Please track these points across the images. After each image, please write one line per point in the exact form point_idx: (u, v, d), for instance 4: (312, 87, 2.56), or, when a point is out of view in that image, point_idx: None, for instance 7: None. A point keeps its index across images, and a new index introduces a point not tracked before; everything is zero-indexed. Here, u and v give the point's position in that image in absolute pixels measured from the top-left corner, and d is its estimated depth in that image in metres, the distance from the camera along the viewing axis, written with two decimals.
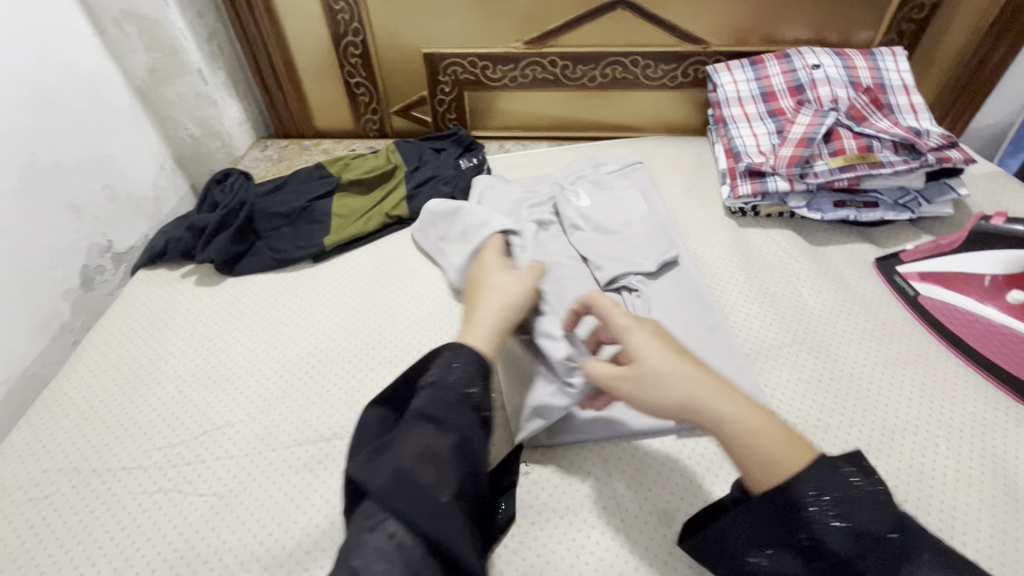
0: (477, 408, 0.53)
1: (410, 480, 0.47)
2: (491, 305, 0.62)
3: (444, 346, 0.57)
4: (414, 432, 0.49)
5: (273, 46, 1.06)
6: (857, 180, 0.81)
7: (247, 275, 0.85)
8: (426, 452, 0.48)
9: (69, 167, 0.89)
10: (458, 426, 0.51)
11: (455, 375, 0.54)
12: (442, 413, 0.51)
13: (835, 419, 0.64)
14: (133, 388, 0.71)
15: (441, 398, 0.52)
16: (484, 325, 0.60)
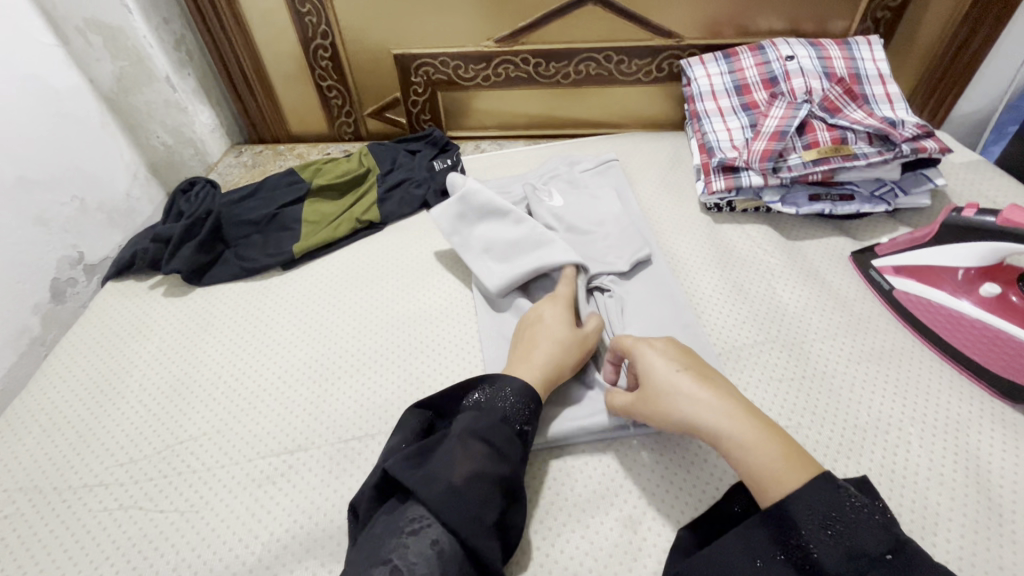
0: (521, 434, 0.56)
1: (462, 493, 0.49)
2: (545, 344, 0.62)
3: (496, 377, 0.59)
4: (471, 447, 0.52)
5: (243, 50, 1.04)
6: (830, 172, 0.79)
7: (216, 285, 0.84)
8: (480, 468, 0.51)
9: (35, 180, 0.88)
10: (509, 448, 0.54)
11: (505, 401, 0.57)
12: (496, 434, 0.54)
13: (808, 419, 0.62)
14: (98, 403, 0.70)
15: (488, 420, 0.55)
16: (540, 364, 0.61)
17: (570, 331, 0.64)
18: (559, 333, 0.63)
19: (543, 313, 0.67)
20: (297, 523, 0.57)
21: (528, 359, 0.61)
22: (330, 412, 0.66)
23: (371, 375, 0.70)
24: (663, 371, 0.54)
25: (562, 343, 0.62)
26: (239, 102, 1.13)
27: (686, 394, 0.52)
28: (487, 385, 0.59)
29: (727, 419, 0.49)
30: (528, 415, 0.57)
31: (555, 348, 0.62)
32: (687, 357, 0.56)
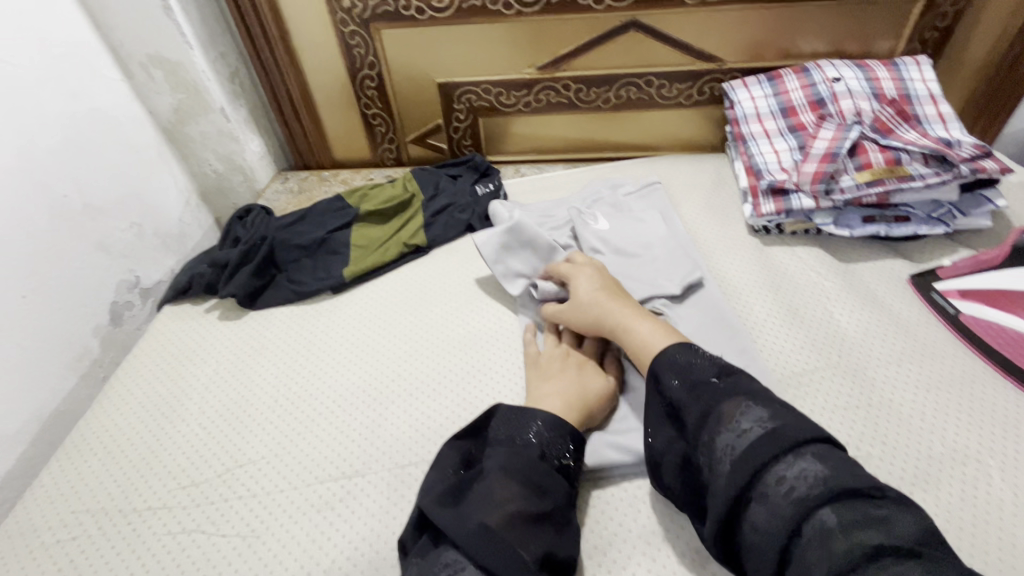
0: (559, 465, 0.56)
1: (495, 532, 0.48)
2: (566, 380, 0.64)
3: (522, 412, 0.59)
4: (503, 485, 0.52)
5: (293, 82, 1.08)
6: (886, 194, 0.78)
7: (268, 309, 0.86)
8: (517, 506, 0.50)
9: (99, 208, 0.92)
10: (545, 483, 0.54)
11: (535, 436, 0.57)
12: (530, 470, 0.54)
13: (878, 449, 0.60)
14: (159, 425, 0.71)
15: (518, 455, 0.55)
16: (560, 397, 0.61)
17: (597, 377, 0.65)
18: (585, 376, 0.65)
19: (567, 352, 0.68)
20: (358, 551, 0.57)
21: (554, 392, 0.62)
22: (384, 437, 0.66)
23: (423, 400, 0.70)
24: (587, 287, 0.69)
25: (588, 385, 0.64)
26: (286, 130, 1.16)
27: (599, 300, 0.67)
28: (515, 418, 0.59)
29: (626, 316, 0.64)
30: (564, 446, 0.57)
31: (579, 386, 0.63)
32: (607, 279, 0.70)
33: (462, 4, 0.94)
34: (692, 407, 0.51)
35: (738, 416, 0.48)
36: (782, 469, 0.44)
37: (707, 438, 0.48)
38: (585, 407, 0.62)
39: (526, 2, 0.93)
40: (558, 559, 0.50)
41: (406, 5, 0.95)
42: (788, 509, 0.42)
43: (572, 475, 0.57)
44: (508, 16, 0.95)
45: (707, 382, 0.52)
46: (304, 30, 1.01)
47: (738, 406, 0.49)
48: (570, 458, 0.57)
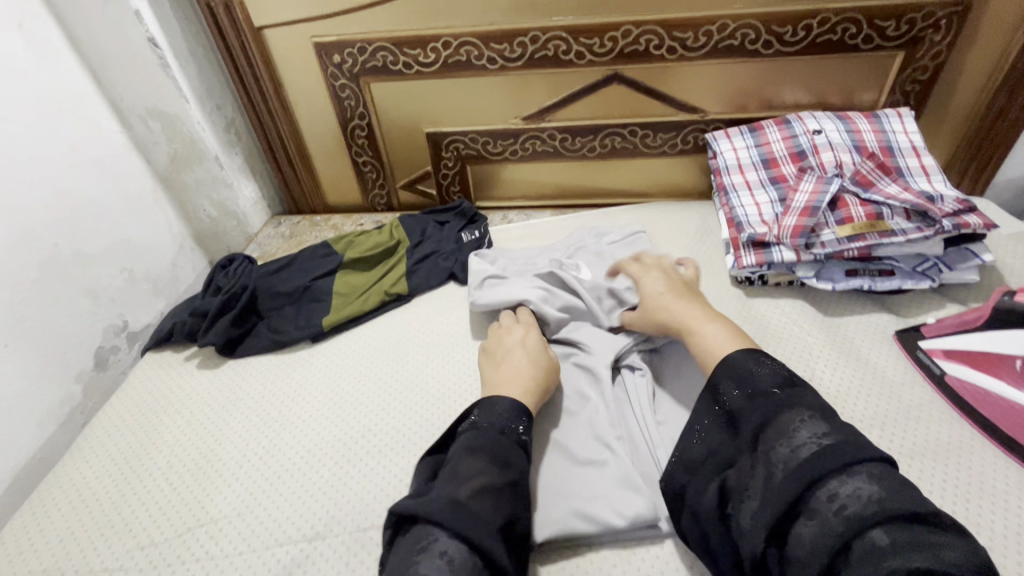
0: (519, 440, 0.60)
1: (465, 507, 0.51)
2: (522, 363, 0.69)
3: (473, 404, 0.63)
4: (471, 462, 0.55)
5: (286, 131, 1.11)
6: (868, 249, 0.77)
7: (247, 358, 0.86)
8: (483, 481, 0.53)
9: (90, 255, 0.93)
10: (510, 458, 0.57)
11: (494, 418, 0.60)
12: (496, 447, 0.57)
13: None
14: (127, 480, 0.71)
15: (482, 436, 0.58)
16: (519, 385, 0.66)
17: (542, 353, 0.72)
18: (531, 356, 0.71)
19: (516, 338, 0.74)
20: None
21: (513, 378, 0.67)
22: (349, 496, 0.65)
23: (391, 458, 0.69)
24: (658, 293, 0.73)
25: (536, 363, 0.70)
26: (280, 177, 1.19)
27: (666, 304, 0.71)
28: (478, 407, 0.62)
29: (696, 319, 0.67)
30: (521, 424, 0.61)
31: (530, 367, 0.69)
32: (675, 285, 0.74)
33: (448, 59, 0.97)
34: (753, 415, 0.52)
35: (795, 430, 0.49)
36: (834, 486, 0.45)
37: (766, 450, 0.49)
38: (541, 383, 0.68)
39: (509, 58, 0.95)
40: (518, 533, 0.53)
41: (394, 60, 0.98)
42: (838, 526, 0.42)
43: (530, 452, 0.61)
44: (493, 70, 0.97)
45: (772, 392, 0.52)
46: (297, 83, 1.04)
47: (795, 419, 0.50)
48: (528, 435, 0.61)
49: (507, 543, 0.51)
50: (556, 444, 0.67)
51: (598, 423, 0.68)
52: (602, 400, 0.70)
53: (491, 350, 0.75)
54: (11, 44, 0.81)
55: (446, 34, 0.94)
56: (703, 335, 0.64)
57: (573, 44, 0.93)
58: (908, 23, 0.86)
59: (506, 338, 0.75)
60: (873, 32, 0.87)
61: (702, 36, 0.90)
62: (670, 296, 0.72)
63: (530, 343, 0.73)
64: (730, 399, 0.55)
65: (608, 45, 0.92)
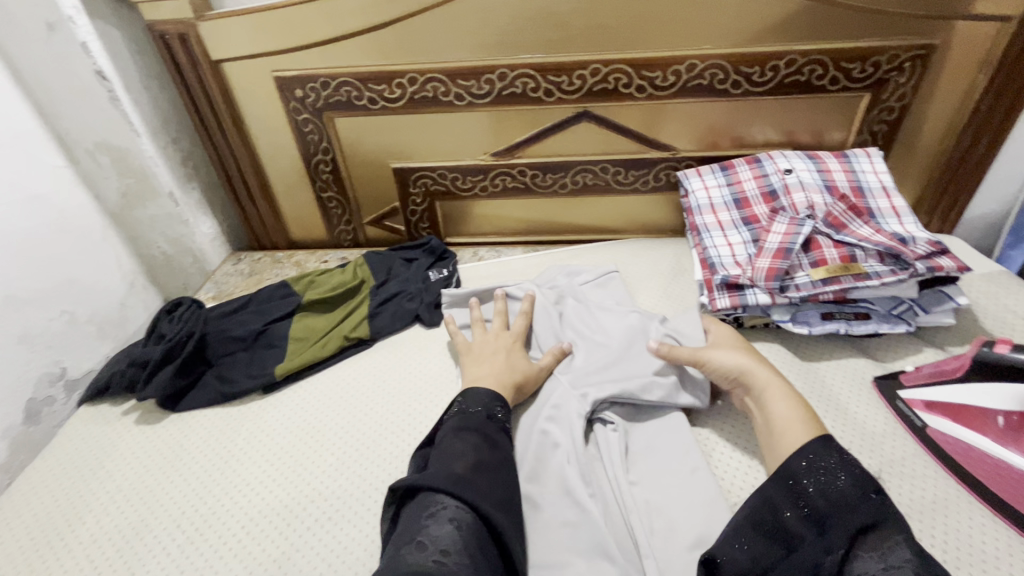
0: (503, 427, 0.64)
1: (466, 478, 0.54)
2: (501, 363, 0.73)
3: (460, 394, 0.67)
4: (463, 440, 0.59)
5: (247, 166, 1.07)
6: (842, 292, 0.75)
7: (191, 411, 0.80)
8: (476, 457, 0.57)
9: (24, 299, 0.86)
10: (496, 438, 0.61)
11: (481, 405, 0.65)
12: (482, 428, 0.61)
13: None
14: (43, 556, 0.63)
15: (472, 421, 0.62)
16: (495, 380, 0.70)
17: (522, 357, 0.75)
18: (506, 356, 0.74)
19: (495, 340, 0.78)
20: None
21: (486, 382, 0.70)
22: (293, 571, 0.59)
23: (342, 525, 0.63)
24: (727, 358, 0.68)
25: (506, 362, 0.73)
26: (241, 212, 1.14)
27: (751, 366, 0.67)
28: (461, 397, 0.67)
29: (777, 390, 0.63)
30: (501, 412, 0.66)
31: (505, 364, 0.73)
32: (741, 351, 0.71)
33: (414, 95, 0.94)
34: (848, 519, 0.48)
35: (892, 547, 0.46)
36: None
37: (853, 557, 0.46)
38: (517, 384, 0.71)
39: (477, 94, 0.93)
40: (513, 504, 0.56)
41: (358, 95, 0.95)
42: None
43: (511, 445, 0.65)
44: (461, 106, 0.95)
45: (867, 496, 0.49)
46: (258, 117, 1.00)
47: (892, 537, 0.46)
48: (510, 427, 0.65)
49: (505, 513, 0.54)
50: (525, 500, 0.62)
51: (570, 481, 0.62)
52: (575, 451, 0.65)
53: (472, 351, 0.77)
54: None
55: (413, 70, 0.91)
56: (777, 413, 0.61)
57: (541, 81, 0.91)
58: (873, 65, 0.86)
59: (489, 342, 0.78)
60: (839, 74, 0.88)
61: (671, 75, 0.89)
62: (747, 359, 0.68)
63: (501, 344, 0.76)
64: (817, 497, 0.50)
65: (577, 83, 0.91)
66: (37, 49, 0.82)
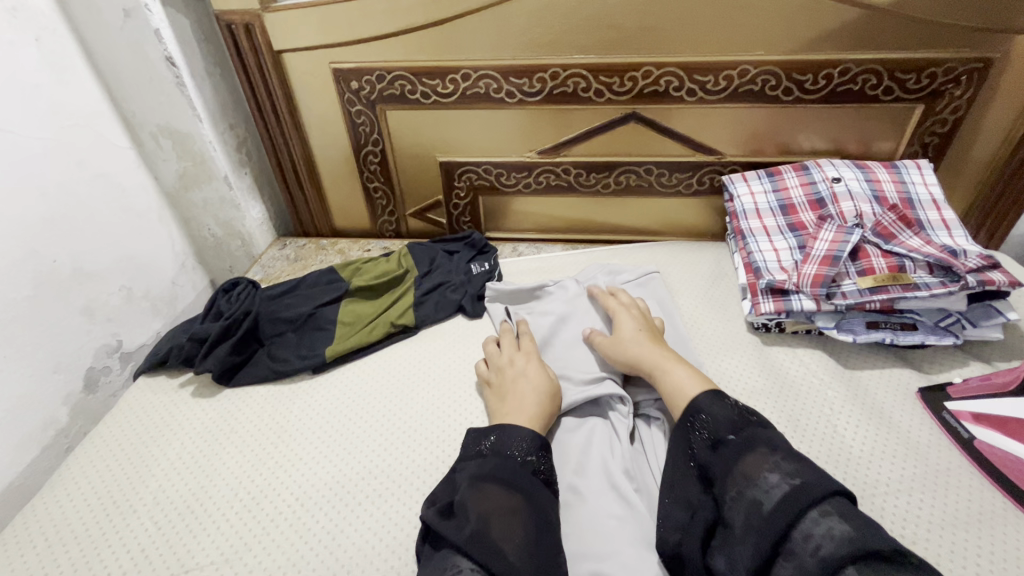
0: (539, 471, 0.60)
1: (484, 535, 0.52)
2: (528, 393, 0.69)
3: (495, 427, 0.63)
4: (485, 488, 0.56)
5: (297, 153, 1.10)
6: (890, 302, 0.75)
7: (243, 386, 0.83)
8: (496, 501, 0.55)
9: (89, 273, 0.90)
10: (526, 485, 0.57)
11: (516, 445, 0.61)
12: (508, 475, 0.57)
13: None
14: (109, 515, 0.67)
15: (503, 464, 0.59)
16: (528, 414, 0.66)
17: (545, 379, 0.71)
18: (543, 376, 0.71)
19: (520, 363, 0.74)
20: None
21: (537, 385, 0.70)
22: (346, 545, 0.61)
23: (391, 504, 0.65)
24: (630, 333, 0.75)
25: (541, 388, 0.70)
26: (289, 199, 1.17)
27: (639, 341, 0.73)
28: (497, 431, 0.63)
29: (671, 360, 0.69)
30: (530, 446, 0.61)
31: (540, 392, 0.69)
32: (652, 333, 0.75)
33: (466, 91, 0.96)
34: (721, 466, 0.56)
35: (766, 473, 0.53)
36: (809, 527, 0.48)
37: (736, 496, 0.53)
38: (546, 411, 0.67)
39: (528, 92, 0.95)
40: (544, 554, 0.53)
41: (412, 89, 0.97)
42: (813, 566, 0.46)
43: (554, 482, 0.60)
44: (511, 103, 0.97)
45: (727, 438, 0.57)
46: (313, 108, 1.03)
47: (763, 462, 0.54)
48: (545, 463, 0.61)
49: (533, 565, 0.51)
50: (571, 491, 0.63)
51: (616, 475, 0.64)
52: (620, 447, 0.67)
53: (495, 383, 0.73)
54: (26, 56, 0.79)
55: (466, 66, 0.93)
56: (676, 377, 0.66)
57: (592, 81, 0.93)
58: (928, 77, 0.86)
59: (508, 370, 0.74)
60: (893, 85, 0.88)
61: (723, 80, 0.90)
62: (642, 334, 0.74)
63: (535, 371, 0.72)
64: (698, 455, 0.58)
65: (628, 84, 0.92)
66: (112, 33, 0.86)
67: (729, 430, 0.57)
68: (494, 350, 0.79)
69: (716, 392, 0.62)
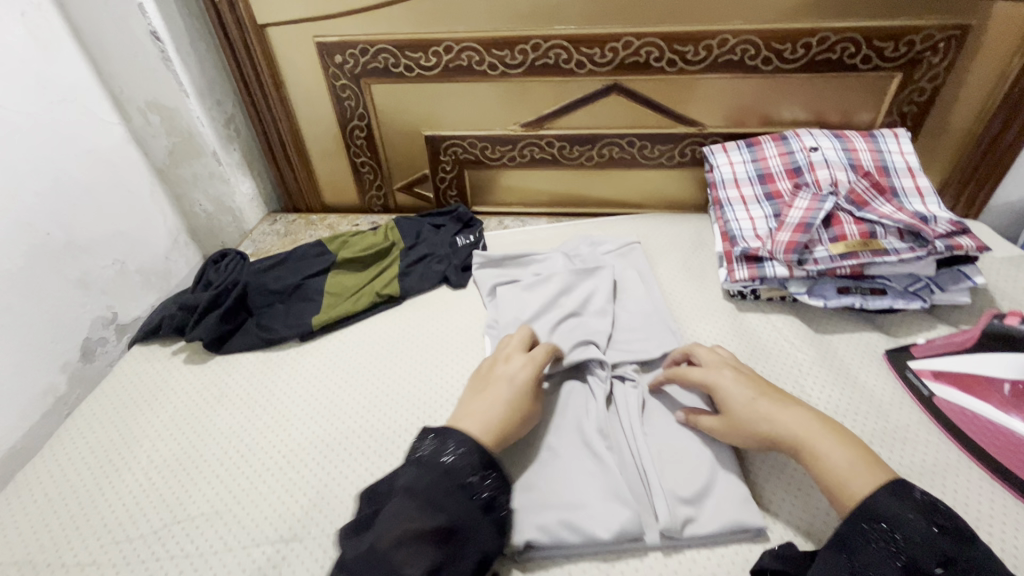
0: (474, 494, 0.52)
1: (383, 560, 0.47)
2: (500, 400, 0.62)
3: (449, 427, 0.57)
4: (402, 505, 0.50)
5: (285, 127, 1.11)
6: (860, 267, 0.77)
7: (233, 354, 0.86)
8: (413, 526, 0.48)
9: (81, 246, 0.93)
10: (448, 506, 0.50)
11: (454, 457, 0.54)
12: (434, 492, 0.51)
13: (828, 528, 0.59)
14: (104, 473, 0.70)
15: (430, 479, 0.52)
16: (488, 423, 0.60)
17: (530, 395, 0.64)
18: (529, 386, 0.65)
19: (514, 366, 0.67)
20: None
21: (516, 396, 0.63)
22: (329, 497, 0.65)
23: (373, 459, 0.68)
24: (747, 402, 0.61)
25: (522, 400, 0.63)
26: (278, 174, 1.19)
27: (765, 413, 0.60)
28: (441, 436, 0.56)
29: (819, 437, 0.56)
30: (475, 465, 0.54)
31: (511, 405, 0.62)
32: (758, 385, 0.64)
33: (449, 63, 0.97)
34: None
35: None
36: None
37: None
38: (512, 427, 0.61)
39: (510, 64, 0.96)
40: None
41: (395, 63, 0.98)
42: None
43: (493, 506, 0.53)
44: (494, 76, 0.98)
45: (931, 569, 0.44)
46: (298, 82, 1.04)
47: None
48: (486, 484, 0.54)
49: None
50: (545, 449, 0.66)
51: (587, 432, 0.66)
52: (593, 405, 0.69)
53: (482, 377, 0.67)
54: (12, 31, 0.80)
55: (448, 39, 0.94)
56: (836, 465, 0.53)
57: (573, 53, 0.93)
58: (906, 44, 0.86)
59: (500, 368, 0.68)
60: (871, 53, 0.88)
61: (702, 50, 0.91)
62: (766, 403, 0.60)
63: (525, 378, 0.65)
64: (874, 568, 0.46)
65: (608, 55, 0.93)
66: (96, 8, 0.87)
67: (936, 561, 0.45)
68: (503, 344, 0.72)
69: (894, 486, 0.49)
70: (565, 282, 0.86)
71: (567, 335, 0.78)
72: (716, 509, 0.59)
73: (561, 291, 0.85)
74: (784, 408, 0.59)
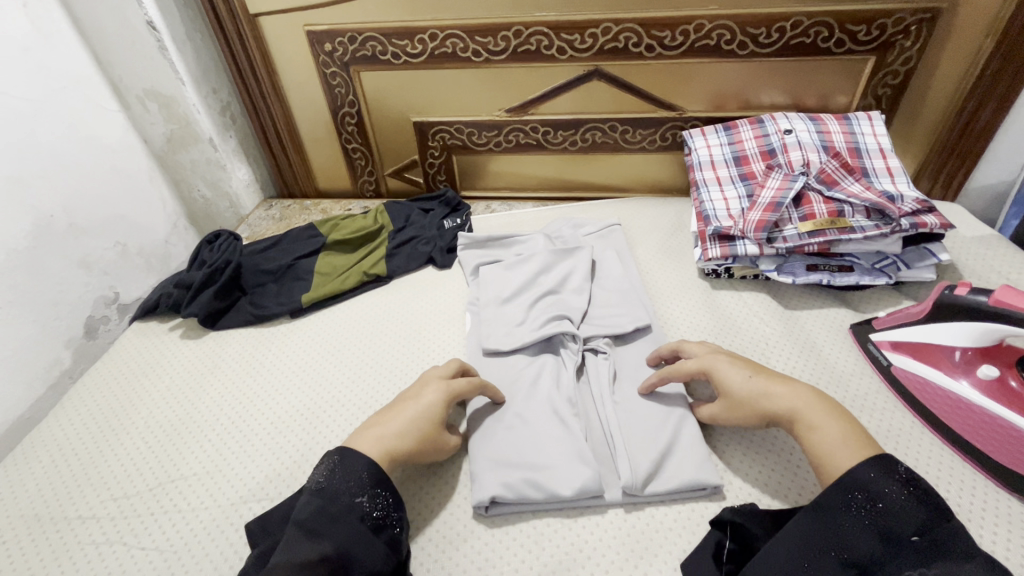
0: (367, 518, 0.53)
1: None
2: (396, 428, 0.60)
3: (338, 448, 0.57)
4: (295, 536, 0.50)
5: (279, 115, 1.15)
6: (828, 244, 0.79)
7: (228, 330, 0.90)
8: (300, 557, 0.48)
9: (84, 229, 0.97)
10: (341, 530, 0.51)
11: (345, 482, 0.54)
12: (328, 518, 0.51)
13: (782, 485, 0.62)
14: (104, 437, 0.74)
15: (322, 506, 0.52)
16: (375, 443, 0.58)
17: (427, 431, 0.61)
18: (430, 420, 0.62)
19: (425, 392, 0.65)
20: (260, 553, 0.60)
21: (415, 429, 0.61)
22: (313, 458, 0.68)
23: (355, 424, 0.72)
24: (743, 382, 0.63)
25: (415, 431, 0.61)
26: (273, 160, 1.23)
27: (763, 390, 0.61)
28: (333, 459, 0.56)
29: (813, 409, 0.57)
30: (362, 485, 0.54)
31: (404, 434, 0.60)
32: (754, 365, 0.65)
33: (435, 50, 1.00)
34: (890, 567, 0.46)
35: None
36: None
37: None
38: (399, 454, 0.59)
39: (493, 51, 0.99)
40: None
41: (383, 50, 1.01)
42: None
43: (387, 528, 0.53)
44: (478, 62, 1.01)
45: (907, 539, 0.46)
46: (291, 71, 1.08)
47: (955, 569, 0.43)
48: (379, 505, 0.54)
49: None
50: (516, 416, 0.69)
51: (558, 400, 0.69)
52: (564, 377, 0.72)
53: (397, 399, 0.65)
54: (14, 21, 0.84)
55: (433, 26, 0.97)
56: (827, 433, 0.55)
57: (555, 39, 0.96)
58: (879, 28, 0.88)
59: (416, 393, 0.65)
60: (845, 37, 0.90)
61: (680, 35, 0.93)
62: (763, 380, 0.62)
63: (429, 412, 0.62)
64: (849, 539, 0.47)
65: (588, 41, 0.95)
66: None
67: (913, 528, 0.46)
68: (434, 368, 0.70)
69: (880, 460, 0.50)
70: (545, 262, 0.89)
71: (542, 313, 0.80)
72: (677, 471, 0.62)
73: (540, 270, 0.88)
74: (783, 383, 0.61)
